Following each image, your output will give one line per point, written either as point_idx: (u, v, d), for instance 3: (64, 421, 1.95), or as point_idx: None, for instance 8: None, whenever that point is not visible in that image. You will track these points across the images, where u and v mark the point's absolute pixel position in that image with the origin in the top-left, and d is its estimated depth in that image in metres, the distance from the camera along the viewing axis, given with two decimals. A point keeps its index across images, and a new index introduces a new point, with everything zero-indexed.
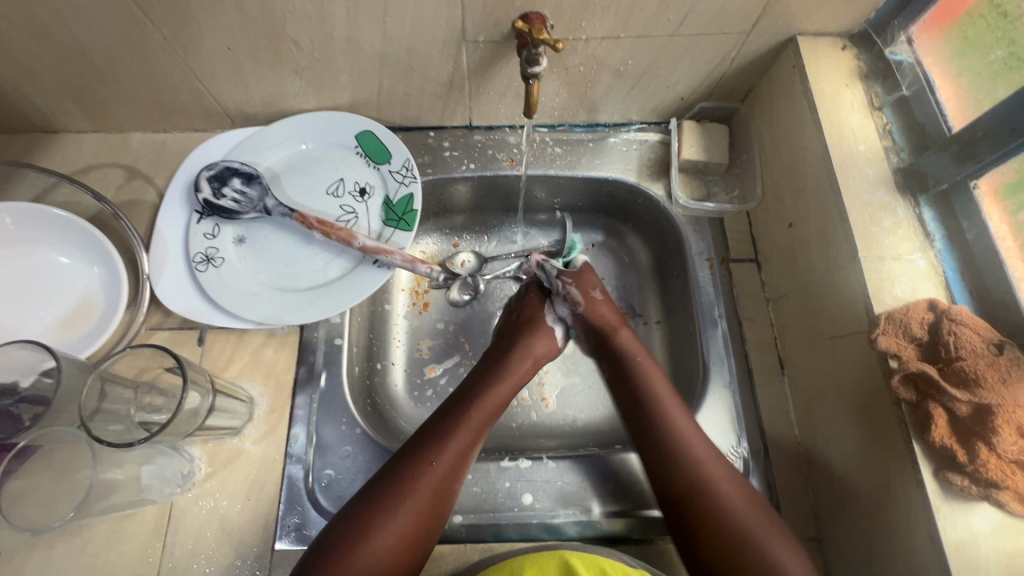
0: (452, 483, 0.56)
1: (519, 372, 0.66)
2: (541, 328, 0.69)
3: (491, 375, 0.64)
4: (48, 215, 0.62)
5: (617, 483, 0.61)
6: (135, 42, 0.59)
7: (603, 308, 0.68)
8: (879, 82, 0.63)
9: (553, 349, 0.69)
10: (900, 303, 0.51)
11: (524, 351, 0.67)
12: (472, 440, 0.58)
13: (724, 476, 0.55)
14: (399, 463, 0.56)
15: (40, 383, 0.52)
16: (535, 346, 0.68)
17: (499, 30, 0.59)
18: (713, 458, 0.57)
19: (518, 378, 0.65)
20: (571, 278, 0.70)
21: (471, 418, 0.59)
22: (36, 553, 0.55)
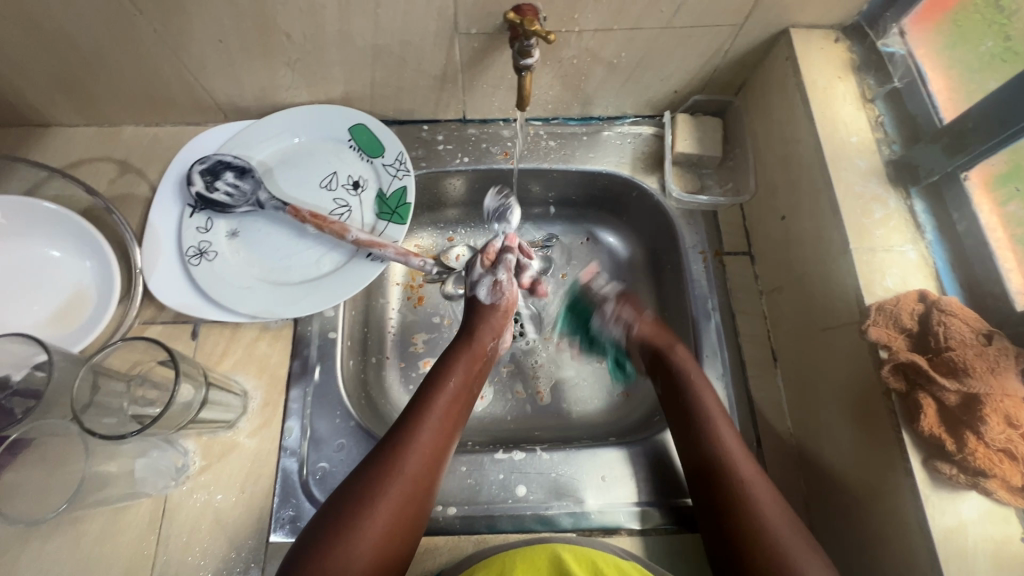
0: (426, 482, 0.55)
1: (474, 362, 0.65)
2: (483, 312, 0.68)
3: (446, 364, 0.64)
4: (39, 208, 0.61)
5: (648, 464, 0.61)
6: (125, 34, 0.59)
7: (651, 327, 0.68)
8: (872, 75, 0.63)
9: (498, 333, 0.68)
10: (891, 294, 0.52)
11: (477, 344, 0.66)
12: (441, 428, 0.58)
13: (767, 499, 0.53)
14: (370, 461, 0.54)
15: (33, 376, 0.52)
16: (483, 334, 0.67)
17: (491, 22, 0.59)
18: (764, 482, 0.54)
19: (475, 372, 0.65)
20: (619, 300, 0.73)
21: (435, 409, 0.59)
22: (31, 545, 0.55)
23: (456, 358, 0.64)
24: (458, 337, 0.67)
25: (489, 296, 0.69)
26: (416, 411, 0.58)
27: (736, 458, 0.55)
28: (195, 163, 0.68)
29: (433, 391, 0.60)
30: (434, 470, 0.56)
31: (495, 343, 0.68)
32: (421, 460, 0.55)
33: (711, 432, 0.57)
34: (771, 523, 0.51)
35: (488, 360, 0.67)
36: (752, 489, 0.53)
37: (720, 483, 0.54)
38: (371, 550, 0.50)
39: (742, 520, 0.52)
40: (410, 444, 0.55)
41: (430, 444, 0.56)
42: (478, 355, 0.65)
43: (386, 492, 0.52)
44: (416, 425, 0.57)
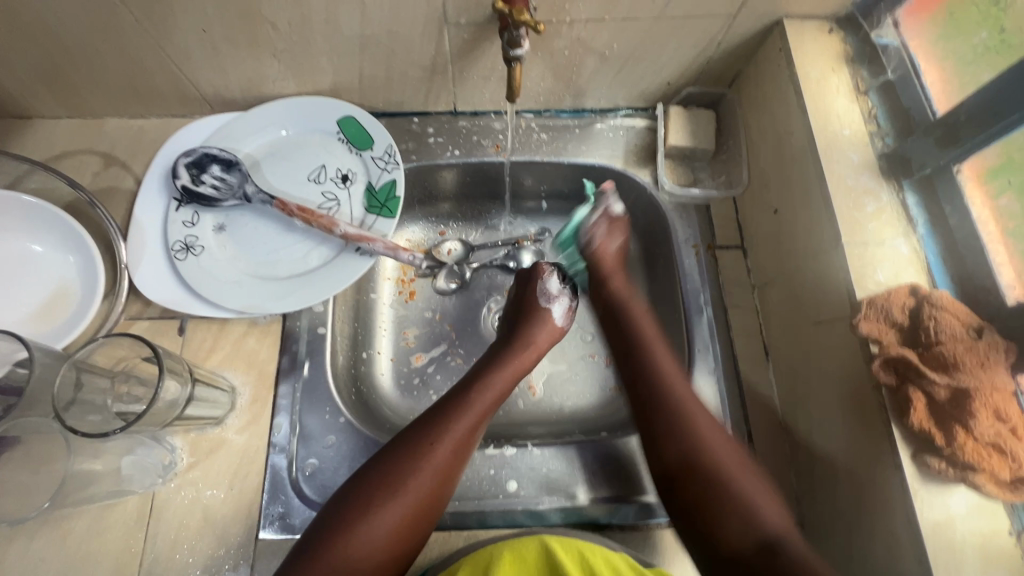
0: (455, 469, 0.54)
1: (526, 360, 0.65)
2: (543, 319, 0.68)
3: (496, 366, 0.63)
4: (20, 202, 0.60)
5: (603, 466, 0.61)
6: (107, 24, 0.58)
7: (609, 252, 0.70)
8: (865, 67, 0.62)
9: (555, 338, 0.68)
10: (882, 289, 0.51)
11: (531, 343, 0.66)
12: (477, 424, 0.57)
13: (704, 421, 0.56)
14: (399, 449, 0.54)
15: (14, 373, 0.51)
16: (541, 337, 0.67)
17: (481, 12, 0.58)
18: (703, 415, 0.56)
19: (521, 372, 0.64)
20: (606, 217, 0.71)
21: (478, 403, 0.58)
22: (16, 543, 0.55)
23: (507, 358, 0.63)
24: (507, 340, 0.66)
25: (562, 318, 0.69)
26: (456, 406, 0.57)
27: (674, 381, 0.59)
28: (180, 155, 0.67)
29: (481, 388, 0.60)
30: (462, 462, 0.55)
31: (546, 350, 0.67)
32: (454, 450, 0.55)
33: (650, 353, 0.61)
34: (710, 442, 0.54)
35: (536, 360, 0.66)
36: (691, 414, 0.56)
37: (660, 405, 0.57)
38: (391, 529, 0.50)
39: (683, 444, 0.54)
40: (444, 433, 0.55)
41: (463, 436, 0.56)
42: (527, 357, 0.65)
43: (416, 479, 0.52)
44: (456, 416, 0.56)
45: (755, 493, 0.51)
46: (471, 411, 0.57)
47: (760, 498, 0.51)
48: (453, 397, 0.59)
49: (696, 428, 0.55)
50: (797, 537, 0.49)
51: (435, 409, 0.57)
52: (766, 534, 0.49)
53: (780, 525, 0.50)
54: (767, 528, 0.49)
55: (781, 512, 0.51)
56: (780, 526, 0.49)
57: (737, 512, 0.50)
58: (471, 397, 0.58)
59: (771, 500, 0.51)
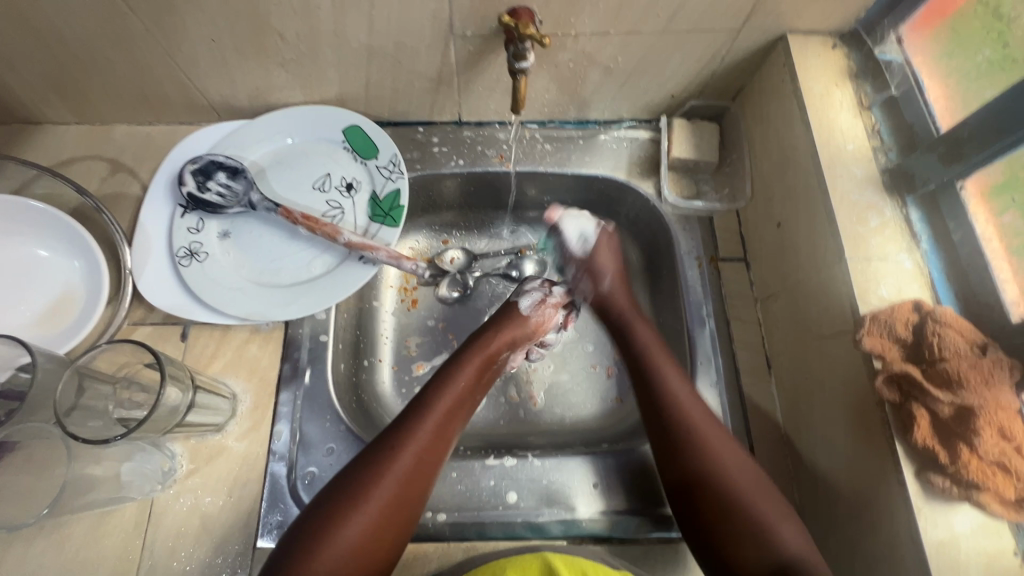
0: (420, 479, 0.54)
1: (484, 361, 0.64)
2: (513, 318, 0.68)
3: (454, 369, 0.62)
4: (27, 207, 0.60)
5: (623, 477, 0.61)
6: (117, 32, 0.58)
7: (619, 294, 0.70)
8: (869, 82, 0.62)
9: (518, 338, 0.67)
10: (885, 304, 0.51)
11: (489, 344, 0.65)
12: (438, 431, 0.57)
13: (724, 447, 0.55)
14: (364, 458, 0.54)
15: (17, 379, 0.51)
16: (503, 337, 0.66)
17: (487, 24, 0.58)
18: (719, 439, 0.55)
19: (482, 373, 0.63)
20: (582, 266, 0.71)
21: (435, 410, 0.58)
22: (15, 548, 0.55)
23: (467, 357, 0.63)
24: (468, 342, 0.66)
25: (530, 308, 0.69)
26: (416, 411, 0.57)
27: (691, 408, 0.57)
28: (187, 162, 0.67)
29: (440, 391, 0.59)
30: (428, 471, 0.54)
31: (509, 350, 0.67)
32: (416, 455, 0.54)
33: (664, 379, 0.60)
34: (728, 467, 0.54)
35: (496, 359, 0.65)
36: (708, 443, 0.55)
37: (674, 431, 0.57)
38: (355, 547, 0.49)
39: (698, 471, 0.54)
40: (406, 439, 0.55)
41: (428, 439, 0.55)
42: (488, 354, 0.64)
43: (380, 486, 0.52)
44: (417, 419, 0.56)
45: (774, 520, 0.51)
46: (428, 416, 0.57)
47: (778, 521, 0.51)
48: (411, 406, 0.58)
49: (716, 457, 0.54)
50: (816, 561, 0.49)
51: (394, 421, 0.57)
52: (783, 562, 0.49)
53: (799, 549, 0.50)
54: (784, 553, 0.49)
55: (799, 535, 0.50)
56: (801, 553, 0.49)
57: (751, 538, 0.50)
58: (431, 401, 0.58)
59: (790, 525, 0.51)
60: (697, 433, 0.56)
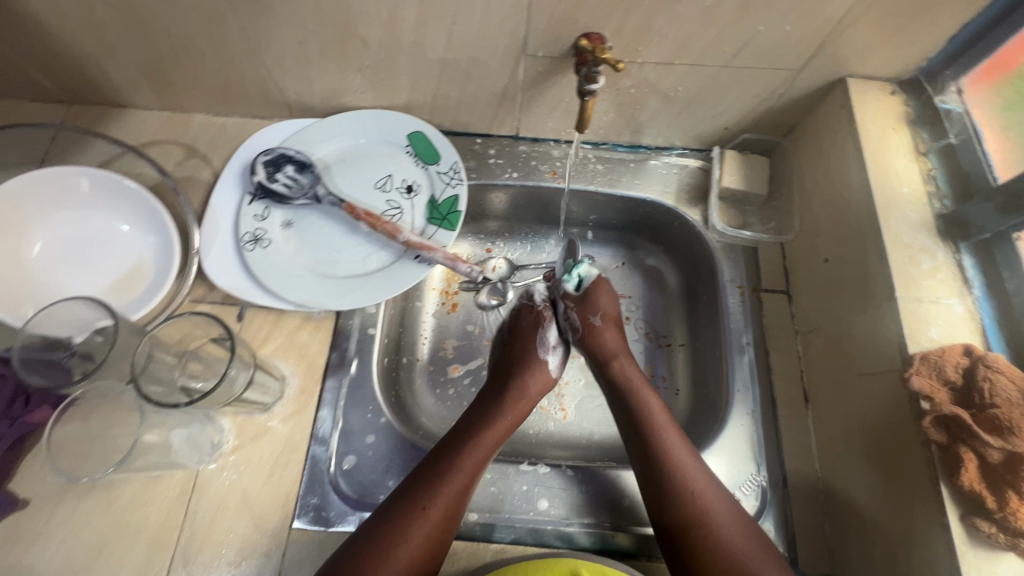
0: (446, 532, 0.55)
1: (513, 415, 0.64)
2: (533, 367, 0.68)
3: (492, 415, 0.64)
4: (122, 184, 0.64)
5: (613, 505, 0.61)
6: (214, 30, 0.63)
7: (610, 331, 0.69)
8: (926, 128, 0.64)
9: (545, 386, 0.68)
10: (935, 346, 0.52)
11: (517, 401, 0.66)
12: (465, 486, 0.57)
13: (716, 506, 0.56)
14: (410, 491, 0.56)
15: (92, 340, 0.55)
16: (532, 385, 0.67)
17: (559, 47, 0.61)
18: (709, 490, 0.57)
19: (517, 417, 0.65)
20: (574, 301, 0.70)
21: (463, 466, 0.58)
22: (65, 502, 0.57)
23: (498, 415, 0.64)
24: (502, 387, 0.67)
25: (557, 368, 0.70)
26: (445, 465, 0.58)
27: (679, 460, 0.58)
28: (259, 154, 0.72)
29: (480, 433, 0.61)
30: (454, 522, 0.55)
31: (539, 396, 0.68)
32: (459, 492, 0.56)
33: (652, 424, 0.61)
34: (714, 522, 0.55)
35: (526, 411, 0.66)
36: (699, 499, 0.56)
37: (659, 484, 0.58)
38: None
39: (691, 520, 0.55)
40: (449, 478, 0.57)
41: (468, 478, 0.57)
42: (517, 410, 0.65)
43: (421, 521, 0.54)
44: (460, 455, 0.59)
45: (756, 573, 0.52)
46: (459, 470, 0.57)
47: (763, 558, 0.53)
48: (441, 456, 0.59)
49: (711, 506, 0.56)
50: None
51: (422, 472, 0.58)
52: None
53: None
54: None
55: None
56: None
57: None
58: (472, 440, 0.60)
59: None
60: (695, 485, 0.57)
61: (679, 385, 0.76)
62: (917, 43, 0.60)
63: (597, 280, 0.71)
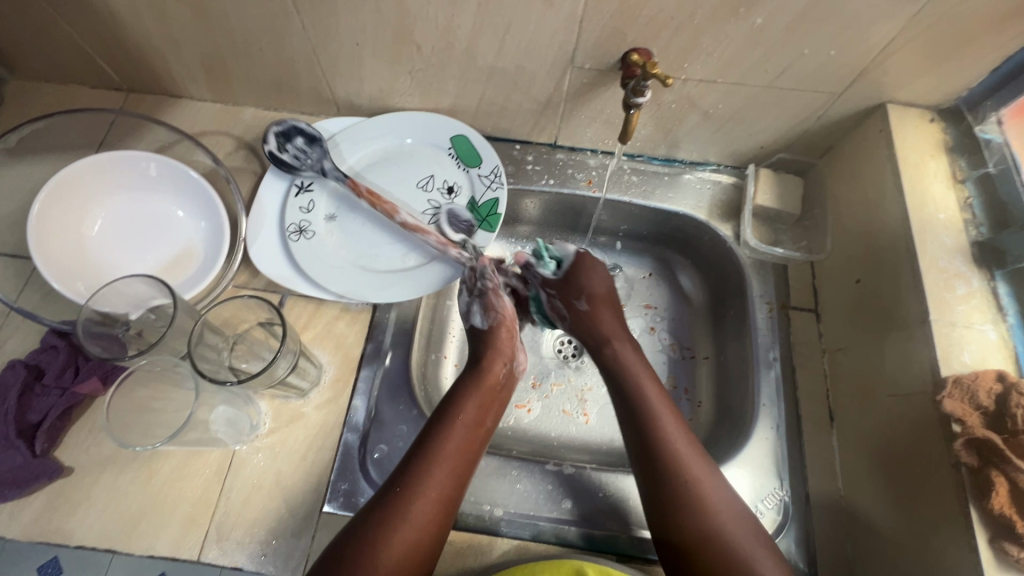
0: (441, 515, 0.54)
1: (484, 396, 0.63)
2: (493, 346, 0.68)
3: (462, 394, 0.63)
4: (185, 174, 0.67)
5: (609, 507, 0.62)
6: (276, 29, 0.65)
7: (603, 315, 0.70)
8: (964, 157, 0.65)
9: (506, 359, 0.67)
10: (967, 370, 0.52)
11: (485, 376, 0.65)
12: (449, 472, 0.56)
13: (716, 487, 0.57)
14: (402, 473, 0.56)
15: (147, 318, 0.57)
16: (494, 359, 0.67)
17: (607, 60, 0.63)
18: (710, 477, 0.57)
19: (490, 394, 0.64)
20: (557, 288, 0.72)
21: (444, 451, 0.57)
22: (108, 472, 0.60)
23: (465, 395, 0.62)
24: (467, 369, 0.66)
25: (484, 321, 0.69)
26: (424, 453, 0.57)
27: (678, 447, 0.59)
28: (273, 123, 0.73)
29: (457, 407, 0.61)
30: (449, 505, 0.55)
31: (505, 367, 0.67)
32: (453, 467, 0.57)
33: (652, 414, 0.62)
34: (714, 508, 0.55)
35: (499, 391, 0.65)
36: (700, 489, 0.56)
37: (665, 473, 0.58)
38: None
39: (702, 535, 0.54)
40: (439, 456, 0.57)
41: (459, 453, 0.58)
42: (490, 387, 0.64)
43: (414, 505, 0.53)
44: (437, 440, 0.58)
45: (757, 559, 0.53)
46: (441, 457, 0.57)
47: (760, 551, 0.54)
48: (419, 446, 0.58)
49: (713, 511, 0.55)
50: None
51: (404, 464, 0.56)
52: None
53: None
54: None
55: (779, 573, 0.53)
56: None
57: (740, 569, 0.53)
58: (452, 416, 0.60)
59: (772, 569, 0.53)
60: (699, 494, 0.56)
61: (701, 397, 0.76)
62: (959, 74, 0.61)
63: (577, 258, 0.72)
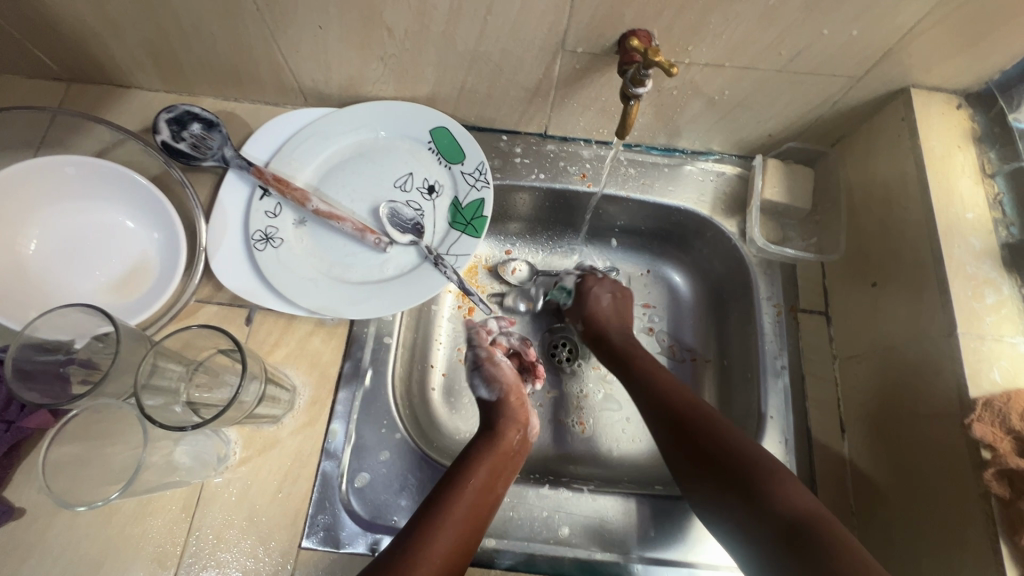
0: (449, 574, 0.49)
1: (498, 459, 0.58)
2: (503, 405, 0.63)
3: (471, 456, 0.57)
4: (122, 175, 0.60)
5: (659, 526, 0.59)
6: (226, 13, 0.58)
7: (599, 313, 0.72)
8: (994, 148, 0.59)
9: (519, 424, 0.62)
10: (998, 389, 0.48)
11: (499, 440, 0.59)
12: (462, 534, 0.51)
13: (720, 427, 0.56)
14: (406, 535, 0.50)
15: (94, 347, 0.51)
16: (506, 426, 0.61)
17: (601, 43, 0.56)
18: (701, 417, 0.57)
19: (503, 456, 0.58)
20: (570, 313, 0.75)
21: (453, 512, 0.52)
22: (63, 514, 0.54)
23: (477, 459, 0.57)
24: (481, 433, 0.61)
25: (488, 390, 0.65)
26: (431, 515, 0.51)
27: (679, 401, 0.59)
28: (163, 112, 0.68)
29: (469, 471, 0.56)
30: (460, 561, 0.50)
31: (519, 434, 0.61)
32: (459, 532, 0.51)
33: (651, 379, 0.63)
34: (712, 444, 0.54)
35: (514, 460, 0.60)
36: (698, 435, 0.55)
37: (673, 441, 0.57)
38: None
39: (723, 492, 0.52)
40: (445, 520, 0.51)
41: (467, 516, 0.52)
42: (502, 448, 0.59)
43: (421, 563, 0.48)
44: (448, 502, 0.52)
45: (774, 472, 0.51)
46: (452, 520, 0.51)
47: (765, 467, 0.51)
48: (425, 509, 0.52)
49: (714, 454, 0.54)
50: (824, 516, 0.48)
51: (409, 531, 0.50)
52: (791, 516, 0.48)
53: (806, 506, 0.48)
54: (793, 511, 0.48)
55: (799, 491, 0.49)
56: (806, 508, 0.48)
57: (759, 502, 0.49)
58: (462, 479, 0.55)
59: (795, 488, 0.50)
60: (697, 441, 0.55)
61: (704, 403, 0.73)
62: (993, 55, 0.55)
63: (582, 285, 0.75)
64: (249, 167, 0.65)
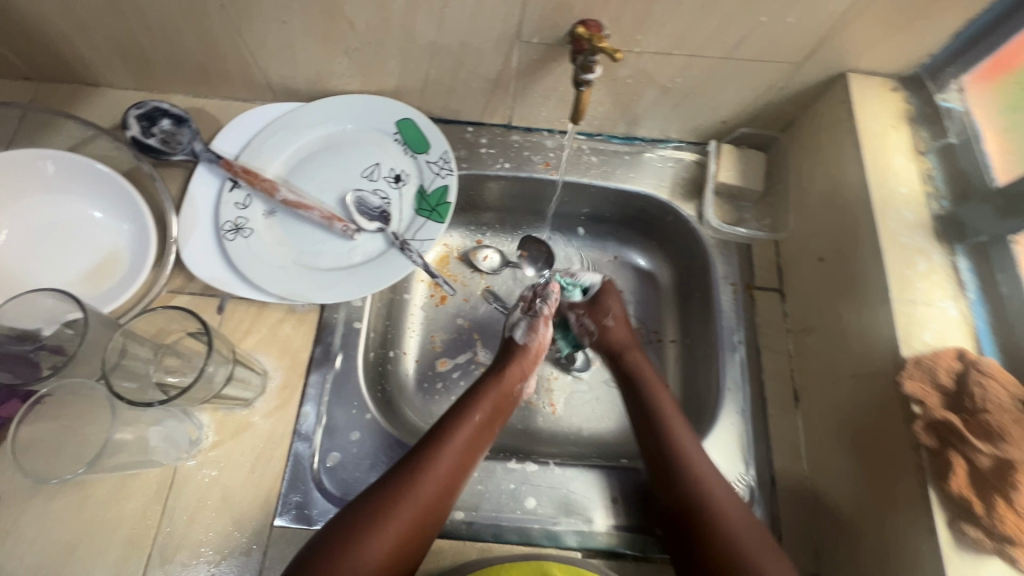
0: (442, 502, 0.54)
1: (498, 399, 0.63)
2: (513, 353, 0.68)
3: (473, 395, 0.63)
4: (90, 168, 0.61)
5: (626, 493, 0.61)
6: (191, 10, 0.59)
7: (619, 330, 0.72)
8: (926, 127, 0.63)
9: (527, 374, 0.67)
10: (929, 349, 0.51)
11: (502, 380, 0.65)
12: (458, 466, 0.56)
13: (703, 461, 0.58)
14: (408, 458, 0.56)
15: (62, 333, 0.53)
16: (514, 374, 0.66)
17: (555, 34, 0.59)
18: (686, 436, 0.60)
19: (502, 402, 0.64)
20: (584, 308, 0.74)
21: (453, 441, 0.57)
22: (37, 500, 0.55)
23: (479, 396, 0.63)
24: (488, 372, 0.66)
25: (524, 336, 0.69)
26: (433, 442, 0.57)
27: (668, 410, 0.62)
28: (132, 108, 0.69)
29: (470, 408, 0.61)
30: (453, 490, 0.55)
31: (522, 382, 0.67)
32: (456, 463, 0.56)
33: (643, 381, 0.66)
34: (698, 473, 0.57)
35: (510, 401, 0.65)
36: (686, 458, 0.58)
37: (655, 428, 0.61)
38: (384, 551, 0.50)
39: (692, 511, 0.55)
40: (446, 446, 0.56)
41: (464, 448, 0.57)
42: (502, 390, 0.64)
43: (422, 486, 0.53)
44: (450, 431, 0.58)
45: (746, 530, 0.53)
46: (451, 447, 0.57)
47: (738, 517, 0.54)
48: (429, 436, 0.58)
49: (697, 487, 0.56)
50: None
51: (411, 454, 0.56)
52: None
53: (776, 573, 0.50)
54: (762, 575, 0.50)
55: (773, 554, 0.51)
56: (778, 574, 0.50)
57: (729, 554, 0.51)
58: (464, 413, 0.60)
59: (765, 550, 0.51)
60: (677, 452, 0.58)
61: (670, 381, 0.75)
62: (921, 40, 0.59)
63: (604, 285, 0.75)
64: (219, 160, 0.67)
